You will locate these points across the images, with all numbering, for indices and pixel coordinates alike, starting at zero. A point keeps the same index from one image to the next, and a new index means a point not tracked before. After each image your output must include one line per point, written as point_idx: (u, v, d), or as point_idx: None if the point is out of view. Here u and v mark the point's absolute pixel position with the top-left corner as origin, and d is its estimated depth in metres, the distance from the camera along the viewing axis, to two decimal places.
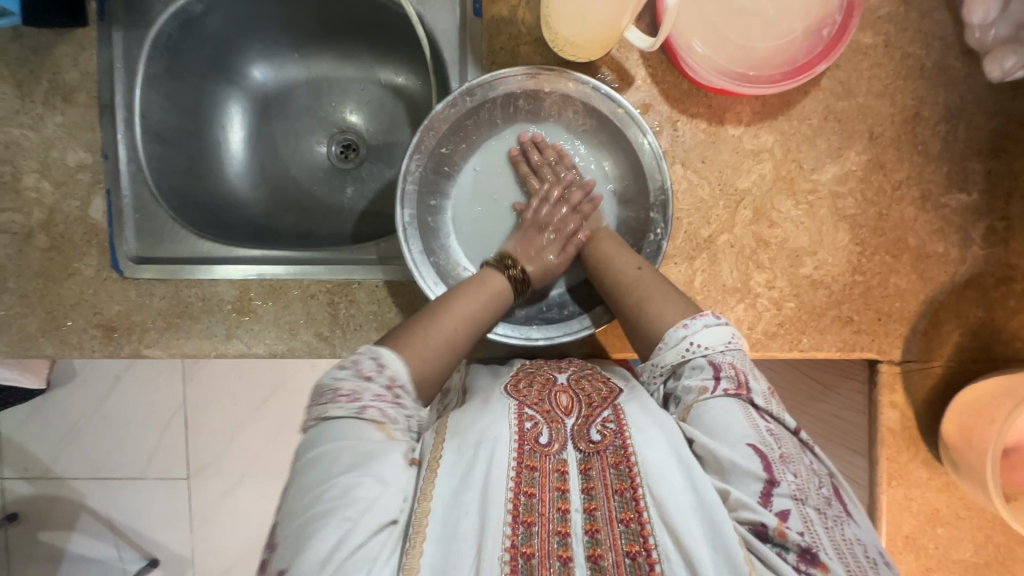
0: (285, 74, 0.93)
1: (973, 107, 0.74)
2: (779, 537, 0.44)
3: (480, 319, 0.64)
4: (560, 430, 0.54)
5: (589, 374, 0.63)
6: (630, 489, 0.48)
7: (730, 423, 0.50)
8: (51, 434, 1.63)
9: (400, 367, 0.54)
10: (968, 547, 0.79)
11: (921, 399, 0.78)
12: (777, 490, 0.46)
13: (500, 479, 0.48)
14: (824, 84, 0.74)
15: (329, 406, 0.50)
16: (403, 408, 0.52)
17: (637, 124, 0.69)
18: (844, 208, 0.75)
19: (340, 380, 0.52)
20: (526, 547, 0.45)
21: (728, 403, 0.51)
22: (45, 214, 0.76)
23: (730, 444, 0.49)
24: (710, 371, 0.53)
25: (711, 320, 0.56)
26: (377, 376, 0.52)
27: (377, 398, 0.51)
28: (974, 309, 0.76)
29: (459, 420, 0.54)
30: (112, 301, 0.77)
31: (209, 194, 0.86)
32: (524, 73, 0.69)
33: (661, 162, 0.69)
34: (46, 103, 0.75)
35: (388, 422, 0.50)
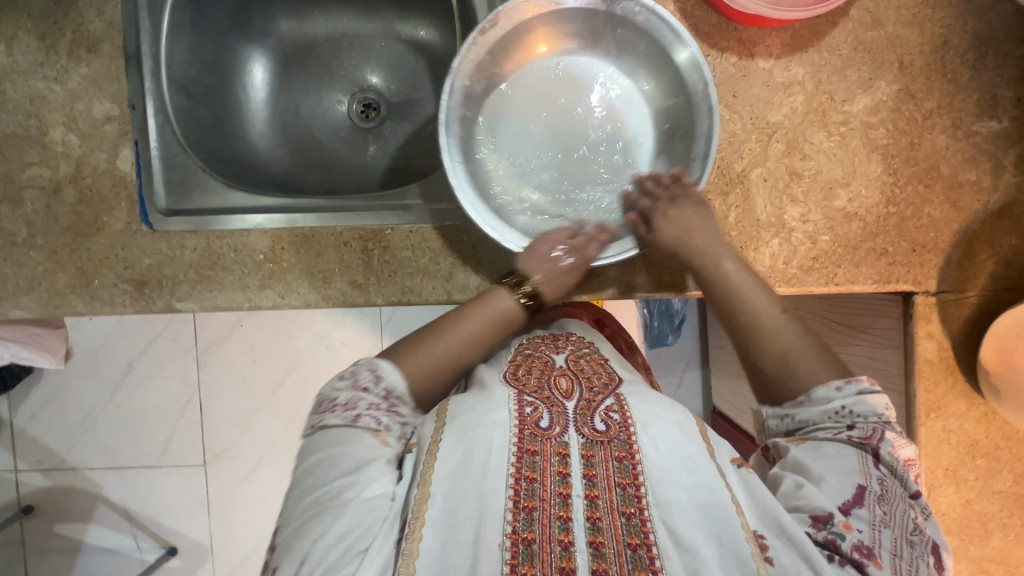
0: (306, 32, 0.93)
1: (1001, 35, 0.74)
2: (842, 528, 0.49)
3: (480, 343, 0.67)
4: (561, 413, 0.57)
5: (588, 355, 0.67)
6: (633, 484, 0.51)
7: (840, 461, 0.53)
8: (66, 424, 1.61)
9: (396, 378, 0.61)
10: (1008, 478, 0.79)
11: (958, 329, 0.78)
12: (856, 511, 0.50)
13: (499, 465, 0.51)
14: (852, 14, 0.74)
15: (326, 415, 0.57)
16: (398, 415, 0.60)
17: (680, 38, 0.70)
18: (876, 138, 0.75)
19: (339, 390, 0.59)
20: (527, 533, 0.47)
21: (846, 449, 0.55)
22: (73, 168, 0.75)
23: (840, 473, 0.52)
24: (845, 422, 0.56)
25: (865, 384, 0.57)
26: (372, 387, 0.59)
27: (372, 407, 0.58)
28: (1008, 238, 0.76)
29: (457, 407, 0.57)
30: (143, 254, 0.76)
31: (234, 151, 0.86)
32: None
33: (701, 66, 0.69)
34: (71, 55, 0.74)
35: (383, 429, 0.57)
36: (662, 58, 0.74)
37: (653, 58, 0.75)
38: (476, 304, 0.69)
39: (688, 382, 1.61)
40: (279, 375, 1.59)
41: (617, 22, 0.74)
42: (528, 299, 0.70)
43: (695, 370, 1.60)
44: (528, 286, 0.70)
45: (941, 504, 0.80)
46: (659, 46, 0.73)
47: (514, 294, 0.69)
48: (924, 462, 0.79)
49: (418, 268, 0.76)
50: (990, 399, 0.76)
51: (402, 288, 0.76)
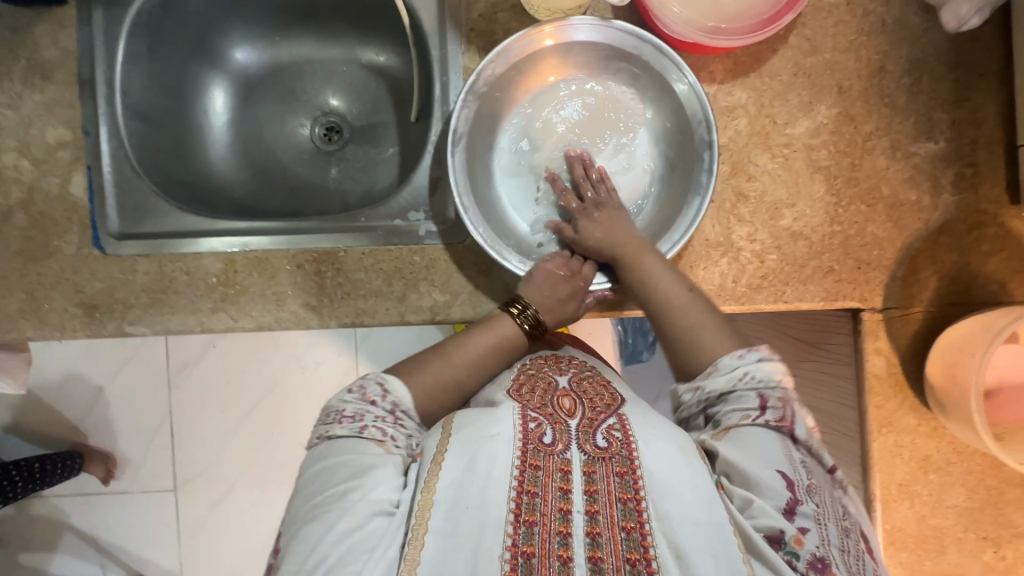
0: (268, 58, 0.94)
1: (934, 60, 0.77)
2: (794, 544, 0.47)
3: (489, 366, 0.67)
4: (564, 431, 0.55)
5: (591, 376, 0.64)
6: (633, 500, 0.49)
7: (766, 449, 0.52)
8: (30, 450, 1.57)
9: (403, 394, 0.61)
10: (961, 492, 0.80)
11: (906, 344, 0.79)
12: (800, 510, 0.49)
13: (500, 478, 0.50)
14: (791, 42, 0.77)
15: (333, 426, 0.57)
16: (403, 428, 0.59)
17: (678, 68, 0.72)
18: (818, 160, 0.78)
19: (345, 402, 0.59)
20: (526, 547, 0.46)
21: (767, 432, 0.54)
22: (25, 193, 0.75)
23: (765, 463, 0.51)
24: (756, 394, 0.57)
25: (764, 353, 0.59)
26: (379, 402, 0.59)
27: (378, 419, 0.57)
28: (950, 254, 0.78)
29: (463, 420, 0.55)
30: (94, 278, 0.75)
31: (194, 175, 0.86)
32: (583, 22, 0.73)
33: (701, 95, 0.72)
34: (25, 82, 0.75)
35: (387, 440, 0.56)
36: (661, 87, 0.76)
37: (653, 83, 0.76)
38: (480, 327, 0.68)
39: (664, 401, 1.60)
40: (251, 397, 1.58)
41: (620, 51, 0.75)
42: (530, 324, 0.69)
43: (670, 388, 1.60)
44: (529, 312, 0.69)
45: (896, 520, 0.80)
46: (661, 77, 0.75)
47: (513, 317, 0.69)
48: (878, 477, 0.80)
49: (372, 289, 0.77)
50: (937, 413, 0.77)
51: (355, 310, 0.76)
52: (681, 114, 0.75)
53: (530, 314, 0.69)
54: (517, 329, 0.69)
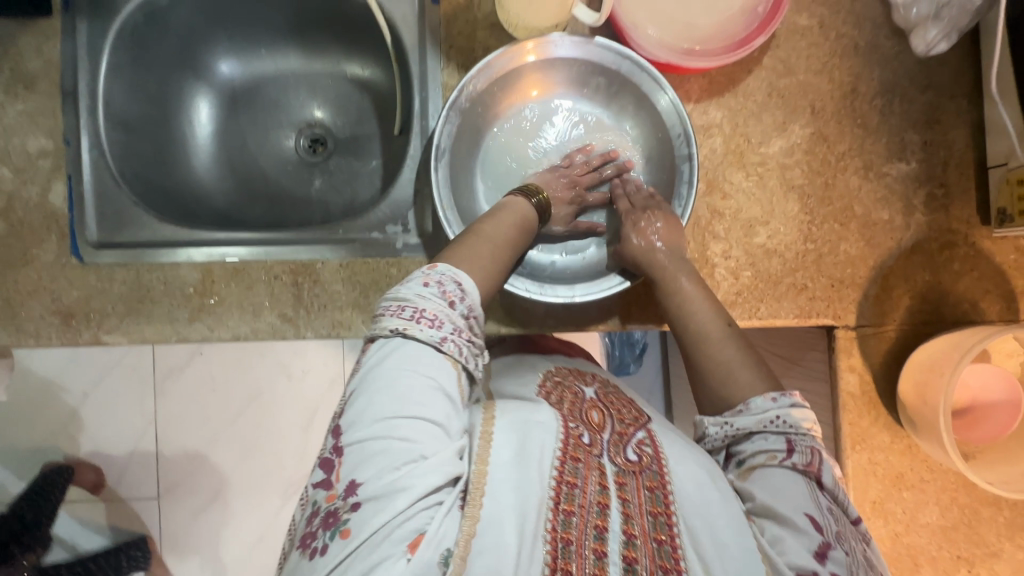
0: (254, 70, 0.95)
1: (905, 83, 0.79)
2: None
3: (518, 244, 0.65)
4: (598, 438, 0.58)
5: (615, 393, 0.70)
6: (664, 513, 0.49)
7: (791, 492, 0.49)
8: (11, 457, 1.55)
9: (476, 296, 0.55)
10: (934, 510, 0.80)
11: (879, 362, 0.79)
12: (832, 553, 0.46)
13: (541, 466, 0.50)
14: (765, 63, 0.78)
15: (407, 325, 0.51)
16: (475, 344, 0.54)
17: (658, 81, 0.73)
18: (792, 179, 0.79)
19: (423, 299, 0.52)
20: (565, 533, 0.46)
21: (793, 477, 0.51)
22: (4, 202, 0.76)
23: (792, 505, 0.48)
24: (783, 439, 0.53)
25: (797, 398, 0.55)
26: (456, 306, 0.53)
27: (456, 331, 0.52)
28: (922, 273, 0.79)
29: (507, 408, 0.56)
30: (71, 287, 0.76)
31: (176, 184, 0.87)
32: (560, 36, 0.74)
33: (680, 107, 0.72)
34: (8, 92, 0.76)
35: (462, 360, 0.52)
36: (642, 98, 0.76)
37: (630, 94, 0.77)
38: (505, 210, 0.67)
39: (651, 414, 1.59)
40: (236, 406, 1.57)
41: (598, 65, 0.76)
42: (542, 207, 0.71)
43: (657, 401, 1.59)
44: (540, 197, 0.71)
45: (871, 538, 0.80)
46: (641, 91, 0.75)
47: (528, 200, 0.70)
48: (852, 495, 0.80)
49: (348, 301, 0.77)
50: (910, 431, 0.77)
51: (332, 321, 0.77)
52: (659, 126, 0.76)
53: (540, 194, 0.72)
54: (531, 208, 0.70)
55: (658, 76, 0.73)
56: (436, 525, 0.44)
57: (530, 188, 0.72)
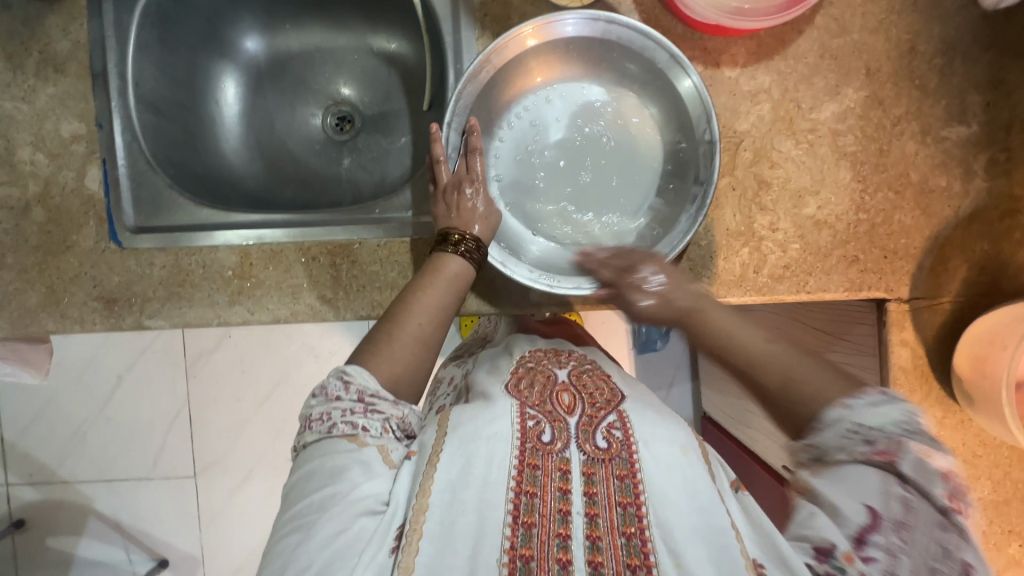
0: (279, 47, 0.93)
1: (968, 39, 0.74)
2: (845, 561, 0.44)
3: (450, 306, 0.65)
4: (563, 429, 0.57)
5: (591, 371, 0.66)
6: (633, 504, 0.50)
7: (863, 485, 0.46)
8: (54, 438, 1.60)
9: (367, 379, 0.57)
10: (986, 485, 0.78)
11: (932, 336, 0.77)
12: (870, 539, 0.44)
13: (498, 479, 0.51)
14: (817, 22, 0.74)
15: (305, 433, 0.55)
16: (376, 412, 0.56)
17: (681, 64, 0.69)
18: (844, 145, 0.75)
19: (313, 406, 0.56)
20: (525, 549, 0.47)
21: (863, 467, 0.47)
22: (41, 188, 0.75)
23: (851, 497, 0.46)
24: (863, 435, 0.49)
25: (877, 393, 0.50)
26: (344, 395, 0.56)
27: (347, 412, 0.55)
28: (981, 243, 0.76)
29: (459, 420, 0.56)
30: (112, 272, 0.76)
31: (207, 167, 0.86)
32: (570, 15, 0.70)
33: (703, 90, 0.69)
34: (38, 75, 0.75)
35: (360, 433, 0.54)
36: (661, 77, 0.73)
37: (652, 77, 0.74)
38: (433, 274, 0.66)
39: (677, 390, 1.54)
40: (267, 387, 1.60)
41: (613, 43, 0.72)
42: (472, 247, 0.69)
43: (685, 377, 1.55)
44: (466, 238, 0.69)
45: None
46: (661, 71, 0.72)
47: (455, 250, 0.68)
48: None
49: (386, 282, 0.76)
50: (965, 405, 0.75)
51: (371, 301, 0.76)
52: (681, 112, 0.73)
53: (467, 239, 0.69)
54: (462, 265, 0.68)
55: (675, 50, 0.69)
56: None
57: (451, 234, 0.69)
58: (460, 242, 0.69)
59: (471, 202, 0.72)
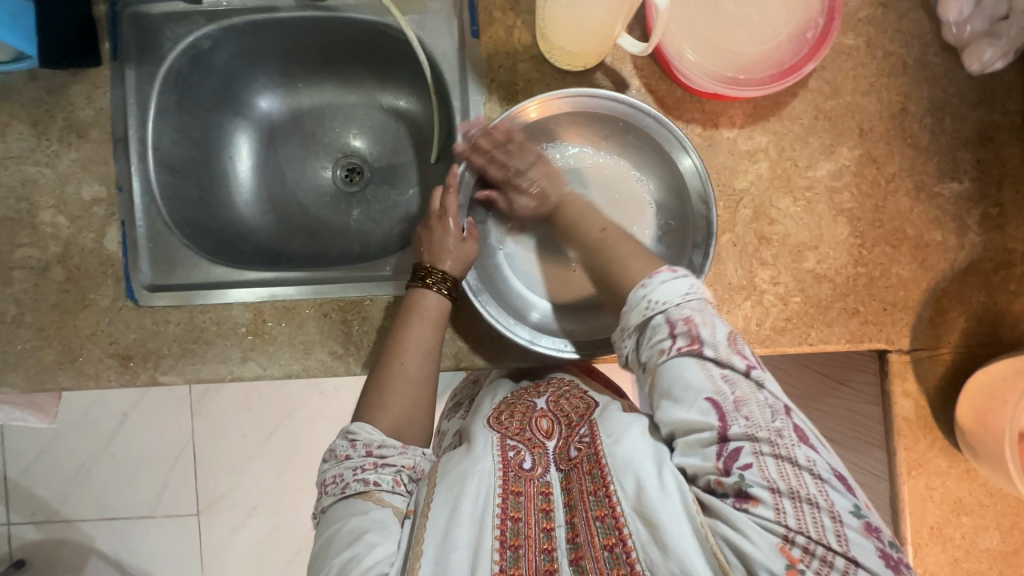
0: (292, 104, 0.96)
1: (956, 100, 0.77)
2: (719, 485, 0.46)
3: (435, 341, 0.66)
4: (543, 454, 0.58)
5: (568, 394, 0.65)
6: (603, 488, 0.50)
7: (687, 381, 0.50)
8: (58, 477, 1.59)
9: (372, 434, 0.59)
10: (995, 535, 0.78)
11: (934, 386, 0.78)
12: (731, 434, 0.47)
13: (485, 508, 0.51)
14: (811, 85, 0.77)
15: (323, 498, 0.56)
16: (385, 466, 0.56)
17: (681, 144, 0.71)
18: (841, 202, 0.77)
19: (326, 469, 0.58)
20: (515, 570, 0.47)
21: (685, 361, 0.51)
22: (61, 248, 0.77)
23: (692, 402, 0.49)
24: (666, 329, 0.53)
25: (667, 274, 0.56)
26: (352, 454, 0.57)
27: (358, 470, 0.56)
28: (977, 295, 0.77)
29: (446, 469, 0.56)
30: (128, 329, 0.77)
31: (221, 222, 0.89)
32: (569, 92, 0.70)
33: (705, 178, 0.71)
34: (62, 141, 0.78)
35: (372, 488, 0.55)
36: (664, 160, 0.74)
37: (655, 157, 0.75)
38: (410, 312, 0.67)
39: None
40: (272, 424, 1.60)
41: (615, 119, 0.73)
42: (444, 282, 0.69)
43: None
44: (436, 274, 0.69)
45: (930, 565, 0.78)
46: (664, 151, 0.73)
47: (433, 288, 0.69)
48: (909, 521, 0.78)
49: None
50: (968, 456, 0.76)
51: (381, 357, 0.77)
52: (682, 189, 0.74)
53: (439, 275, 0.69)
54: (436, 298, 0.69)
55: (681, 134, 0.70)
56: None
57: (424, 272, 0.70)
58: (430, 275, 0.69)
59: (443, 238, 0.71)
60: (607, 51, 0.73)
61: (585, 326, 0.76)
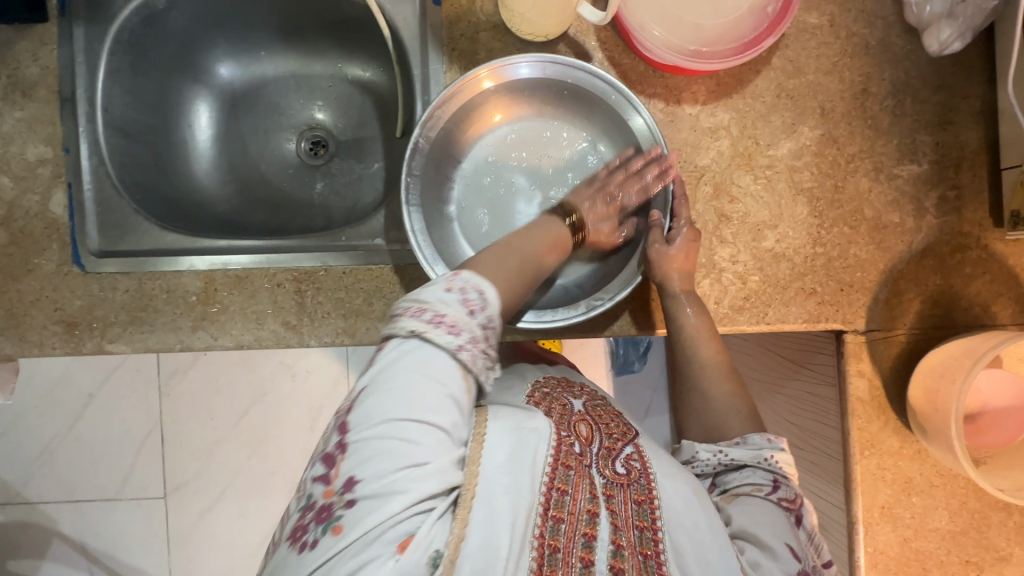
0: (253, 73, 0.94)
1: (917, 82, 0.77)
2: None
3: (546, 261, 0.64)
4: (587, 450, 0.56)
5: (603, 405, 0.67)
6: (651, 529, 0.50)
7: (773, 523, 0.53)
8: (18, 458, 1.56)
9: (495, 300, 0.52)
10: (943, 515, 0.79)
11: (888, 366, 0.79)
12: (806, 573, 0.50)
13: (535, 472, 0.49)
14: (774, 63, 0.77)
15: (428, 329, 0.48)
16: (489, 351, 0.51)
17: (631, 103, 0.72)
18: (801, 181, 0.77)
19: (444, 304, 0.50)
20: (552, 540, 0.46)
21: (775, 510, 0.55)
22: (4, 210, 0.75)
23: (778, 535, 0.52)
24: (770, 480, 0.57)
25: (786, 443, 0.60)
26: (472, 314, 0.50)
27: (472, 340, 0.49)
28: (933, 277, 0.78)
29: (498, 412, 0.52)
30: (74, 296, 0.75)
31: (176, 190, 0.86)
32: (523, 58, 0.71)
33: (656, 133, 0.72)
34: (6, 99, 0.75)
35: (473, 367, 0.49)
36: (618, 123, 0.75)
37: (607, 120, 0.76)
38: (543, 224, 0.68)
39: (654, 413, 1.54)
40: (240, 406, 1.58)
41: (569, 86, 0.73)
42: (576, 228, 0.71)
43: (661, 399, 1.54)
44: (576, 219, 0.71)
45: (880, 543, 0.79)
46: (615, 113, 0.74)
47: (563, 221, 0.70)
48: (860, 500, 0.78)
49: (350, 309, 0.76)
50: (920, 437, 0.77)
51: (335, 330, 0.76)
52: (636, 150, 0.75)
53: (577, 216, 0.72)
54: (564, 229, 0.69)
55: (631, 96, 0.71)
56: (427, 527, 0.42)
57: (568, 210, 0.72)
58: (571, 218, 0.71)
59: None
60: (568, 20, 0.72)
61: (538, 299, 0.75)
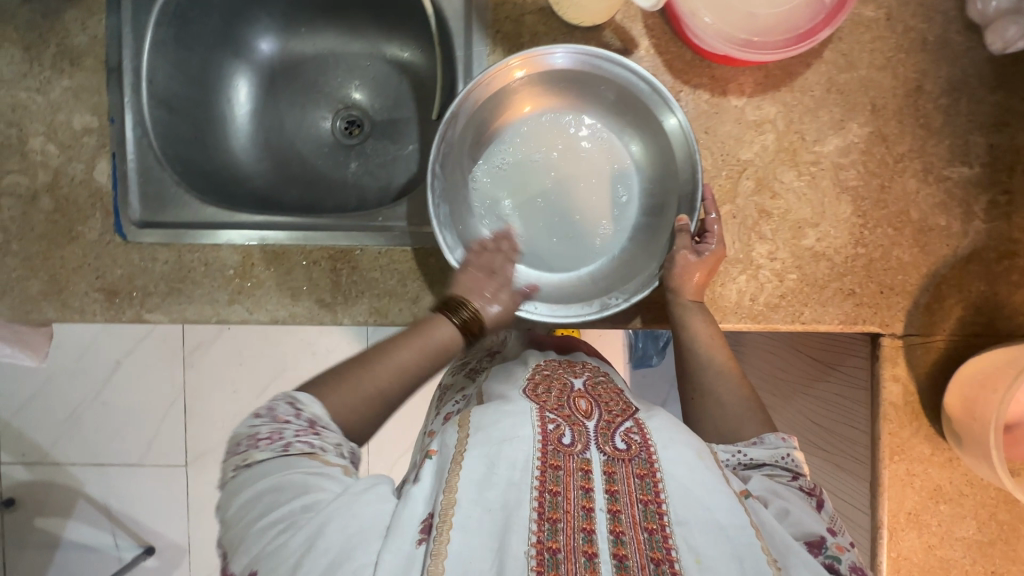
0: (292, 50, 0.94)
1: (974, 81, 0.75)
2: (834, 549, 0.47)
3: (414, 372, 0.57)
4: (583, 432, 0.52)
5: (606, 382, 0.62)
6: (655, 501, 0.45)
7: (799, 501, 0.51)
8: (48, 420, 1.60)
9: (322, 410, 0.51)
10: (971, 524, 0.78)
11: (924, 372, 0.77)
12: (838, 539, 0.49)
13: (521, 477, 0.46)
14: (825, 56, 0.75)
15: (250, 451, 0.47)
16: (327, 436, 0.50)
17: (665, 103, 0.69)
18: (846, 180, 0.76)
19: (255, 426, 0.49)
20: (551, 542, 0.42)
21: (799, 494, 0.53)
22: (51, 177, 0.76)
23: (807, 509, 0.51)
24: (789, 470, 0.55)
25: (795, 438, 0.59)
26: (294, 419, 0.49)
27: (298, 433, 0.48)
28: (977, 283, 0.76)
29: (482, 418, 0.52)
30: (115, 264, 0.76)
31: (214, 164, 0.87)
32: (559, 48, 0.69)
33: (689, 134, 0.69)
34: (55, 67, 0.77)
35: (319, 451, 0.48)
36: (650, 120, 0.73)
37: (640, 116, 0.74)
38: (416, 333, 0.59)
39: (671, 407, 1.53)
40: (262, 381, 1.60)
41: (602, 78, 0.72)
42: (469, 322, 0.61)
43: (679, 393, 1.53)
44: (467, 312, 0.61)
45: (904, 549, 0.78)
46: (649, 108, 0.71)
47: (452, 319, 0.61)
48: (886, 505, 0.78)
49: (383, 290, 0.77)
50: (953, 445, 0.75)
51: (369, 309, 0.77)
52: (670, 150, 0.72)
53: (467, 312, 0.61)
54: (450, 330, 0.60)
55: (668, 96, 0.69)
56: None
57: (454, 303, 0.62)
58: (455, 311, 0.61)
59: None
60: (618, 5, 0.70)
61: (555, 292, 0.75)
